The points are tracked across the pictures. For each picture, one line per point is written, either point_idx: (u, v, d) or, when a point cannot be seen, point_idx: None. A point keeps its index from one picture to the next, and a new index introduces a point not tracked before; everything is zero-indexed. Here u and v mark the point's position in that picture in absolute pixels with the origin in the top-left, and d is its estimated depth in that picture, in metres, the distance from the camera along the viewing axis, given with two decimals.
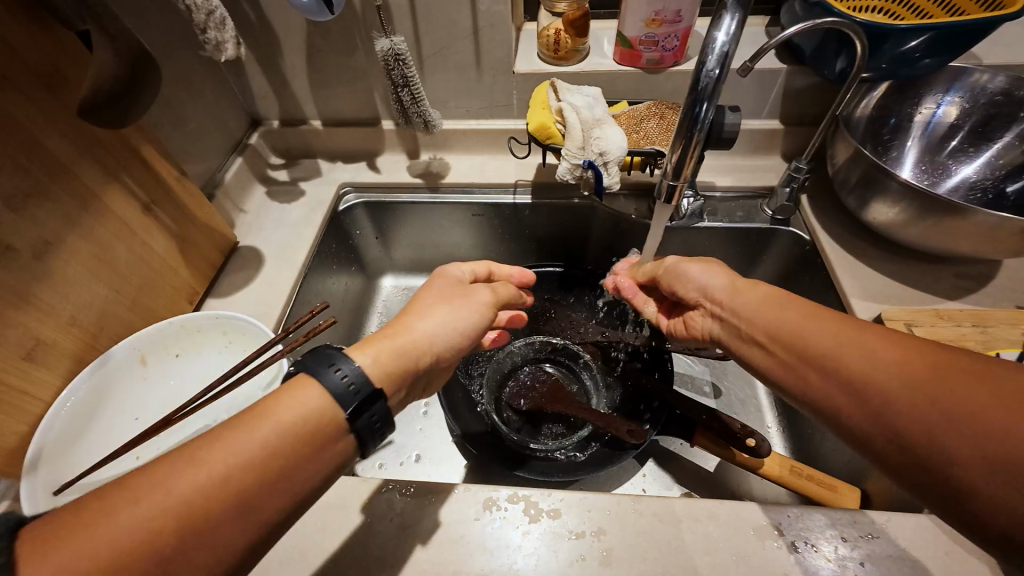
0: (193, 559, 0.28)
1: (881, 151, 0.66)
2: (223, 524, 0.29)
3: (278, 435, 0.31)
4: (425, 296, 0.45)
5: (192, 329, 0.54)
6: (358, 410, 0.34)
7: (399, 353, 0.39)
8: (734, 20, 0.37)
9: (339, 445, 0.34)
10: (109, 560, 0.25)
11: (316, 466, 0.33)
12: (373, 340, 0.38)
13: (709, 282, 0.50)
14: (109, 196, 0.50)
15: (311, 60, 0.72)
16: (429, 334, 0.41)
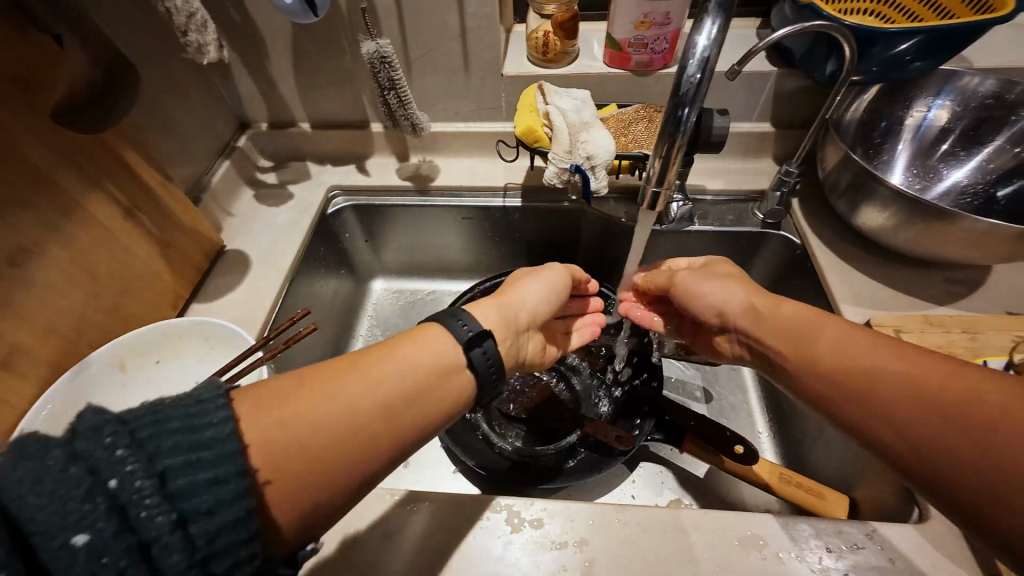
0: (356, 446, 0.33)
1: (872, 154, 0.65)
2: (376, 427, 0.34)
3: (413, 366, 0.36)
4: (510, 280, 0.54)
5: (173, 336, 0.54)
6: (473, 346, 0.39)
7: (498, 312, 0.47)
8: (715, 25, 0.36)
9: (458, 380, 0.38)
10: (306, 428, 0.31)
11: (440, 396, 0.37)
12: (480, 305, 0.48)
13: (724, 299, 0.51)
14: (89, 200, 0.49)
15: (299, 62, 0.72)
16: (520, 300, 0.51)
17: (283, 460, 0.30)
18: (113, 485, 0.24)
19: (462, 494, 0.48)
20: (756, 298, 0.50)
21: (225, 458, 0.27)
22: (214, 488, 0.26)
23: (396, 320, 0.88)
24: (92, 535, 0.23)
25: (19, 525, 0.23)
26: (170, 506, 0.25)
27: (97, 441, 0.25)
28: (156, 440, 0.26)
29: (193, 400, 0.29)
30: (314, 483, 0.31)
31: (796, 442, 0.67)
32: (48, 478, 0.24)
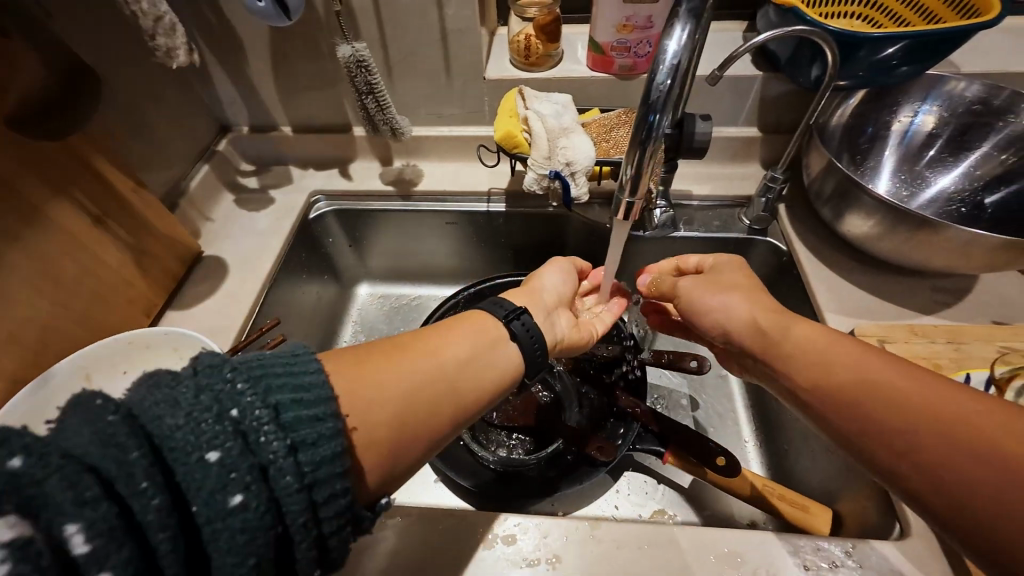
0: (429, 407, 0.35)
1: (859, 160, 0.64)
2: (445, 390, 0.36)
3: (468, 336, 0.40)
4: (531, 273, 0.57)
5: (141, 346, 0.53)
6: (513, 319, 0.42)
7: (528, 295, 0.50)
8: (685, 32, 0.35)
9: (509, 350, 0.41)
10: (383, 386, 0.34)
11: (497, 363, 0.40)
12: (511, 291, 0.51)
13: (730, 309, 0.49)
14: (52, 207, 0.48)
15: (278, 65, 0.71)
16: (542, 285, 0.53)
17: (367, 411, 0.33)
18: (236, 413, 0.26)
19: (435, 509, 0.47)
20: (760, 309, 0.47)
21: (325, 398, 0.29)
22: (317, 424, 0.28)
23: (380, 325, 0.87)
24: (222, 452, 0.25)
25: (158, 441, 0.24)
26: (283, 433, 0.27)
27: (218, 375, 0.27)
28: (268, 378, 0.28)
29: (290, 352, 0.30)
30: (396, 436, 0.33)
31: (782, 452, 0.66)
32: (182, 403, 0.26)
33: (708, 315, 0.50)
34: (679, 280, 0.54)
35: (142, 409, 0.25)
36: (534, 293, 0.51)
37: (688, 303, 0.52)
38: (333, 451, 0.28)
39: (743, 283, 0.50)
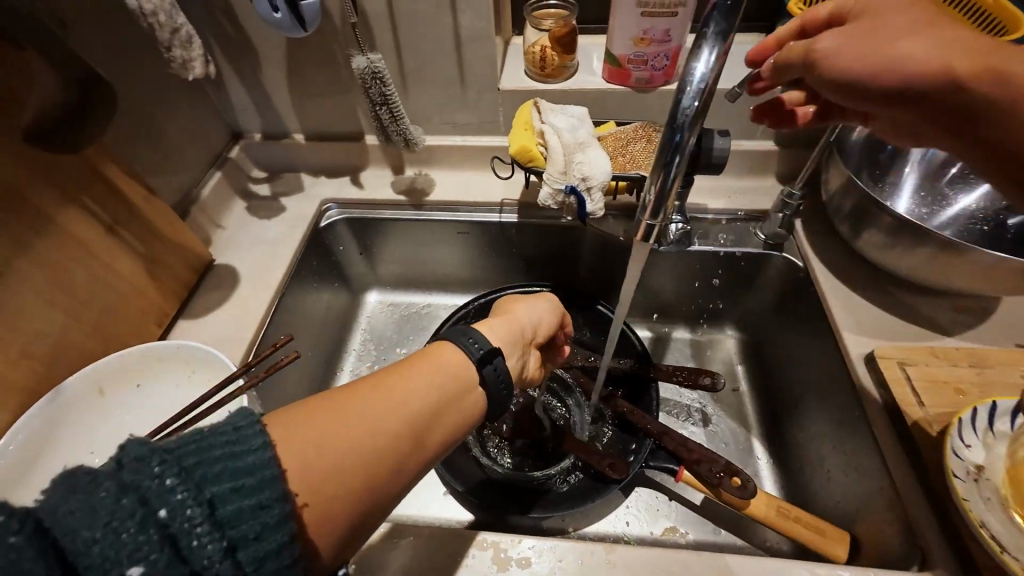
0: (388, 470, 0.32)
1: (877, 176, 0.63)
2: (404, 449, 0.33)
3: (433, 383, 0.36)
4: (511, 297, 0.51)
5: (154, 359, 0.52)
6: (484, 362, 0.38)
7: (509, 328, 0.45)
8: (712, 54, 0.34)
9: (476, 396, 0.38)
10: (337, 456, 0.30)
11: (462, 411, 0.37)
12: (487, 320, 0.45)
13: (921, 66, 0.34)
14: (66, 218, 0.48)
15: (291, 73, 0.70)
16: (525, 316, 0.48)
17: (318, 487, 0.29)
18: (163, 515, 0.23)
19: (445, 531, 0.46)
20: (963, 49, 0.33)
21: (270, 482, 0.26)
22: (260, 514, 0.25)
23: (390, 334, 0.87)
24: (147, 566, 0.22)
25: (72, 559, 0.22)
26: (220, 533, 0.24)
27: (145, 471, 0.24)
28: (204, 466, 0.25)
29: (230, 427, 0.27)
30: (352, 506, 0.31)
31: (797, 472, 0.65)
32: (102, 510, 0.23)
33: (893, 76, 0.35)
34: (818, 45, 0.38)
35: (55, 521, 0.22)
36: (516, 323, 0.46)
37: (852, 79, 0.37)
38: (279, 545, 0.25)
39: (920, 16, 0.35)
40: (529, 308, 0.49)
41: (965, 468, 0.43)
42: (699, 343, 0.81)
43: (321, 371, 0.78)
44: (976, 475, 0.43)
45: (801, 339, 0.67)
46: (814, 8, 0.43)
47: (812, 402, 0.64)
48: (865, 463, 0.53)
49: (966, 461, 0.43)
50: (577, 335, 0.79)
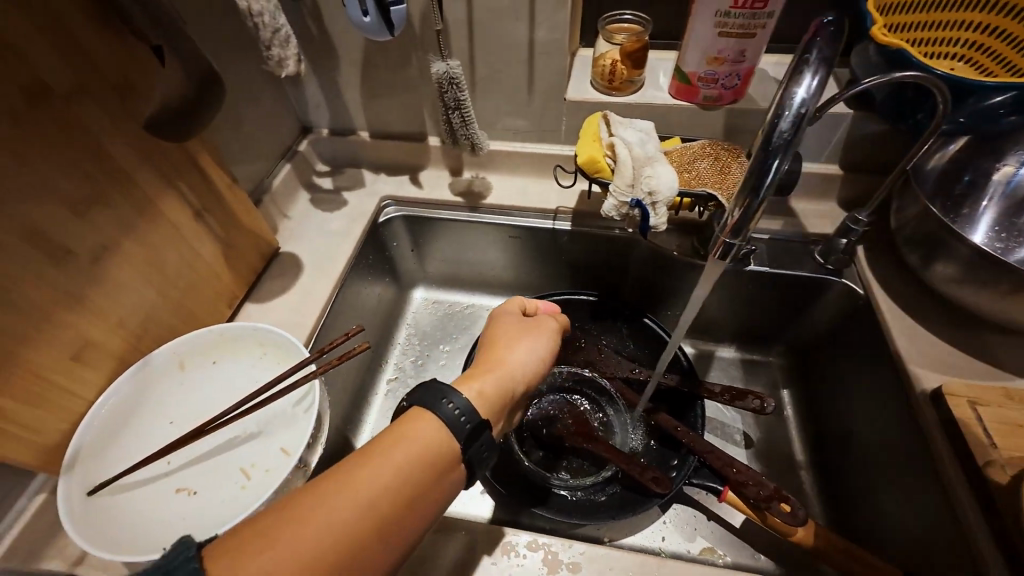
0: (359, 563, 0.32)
1: (951, 208, 0.61)
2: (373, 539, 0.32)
3: (408, 466, 0.35)
4: (503, 332, 0.49)
5: (230, 339, 0.55)
6: (470, 441, 0.37)
7: (497, 383, 0.43)
8: (815, 80, 0.35)
9: (457, 470, 0.37)
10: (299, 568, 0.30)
11: (439, 492, 0.36)
12: (474, 375, 0.43)
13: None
14: (163, 201, 0.51)
15: (365, 74, 0.73)
16: (516, 361, 0.46)
17: None
18: None
19: (498, 527, 0.47)
20: None
21: None
22: None
23: (434, 331, 0.89)
24: None
25: None
26: None
27: None
28: None
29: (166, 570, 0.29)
30: None
31: (845, 503, 0.64)
32: None
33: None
34: None
35: None
36: (506, 373, 0.44)
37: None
38: None
39: None
40: (520, 352, 0.47)
41: None
42: (743, 363, 0.81)
43: (368, 362, 0.80)
44: None
45: (857, 369, 0.65)
46: None
47: (864, 433, 0.62)
48: (927, 501, 0.51)
49: None
50: (620, 345, 0.80)
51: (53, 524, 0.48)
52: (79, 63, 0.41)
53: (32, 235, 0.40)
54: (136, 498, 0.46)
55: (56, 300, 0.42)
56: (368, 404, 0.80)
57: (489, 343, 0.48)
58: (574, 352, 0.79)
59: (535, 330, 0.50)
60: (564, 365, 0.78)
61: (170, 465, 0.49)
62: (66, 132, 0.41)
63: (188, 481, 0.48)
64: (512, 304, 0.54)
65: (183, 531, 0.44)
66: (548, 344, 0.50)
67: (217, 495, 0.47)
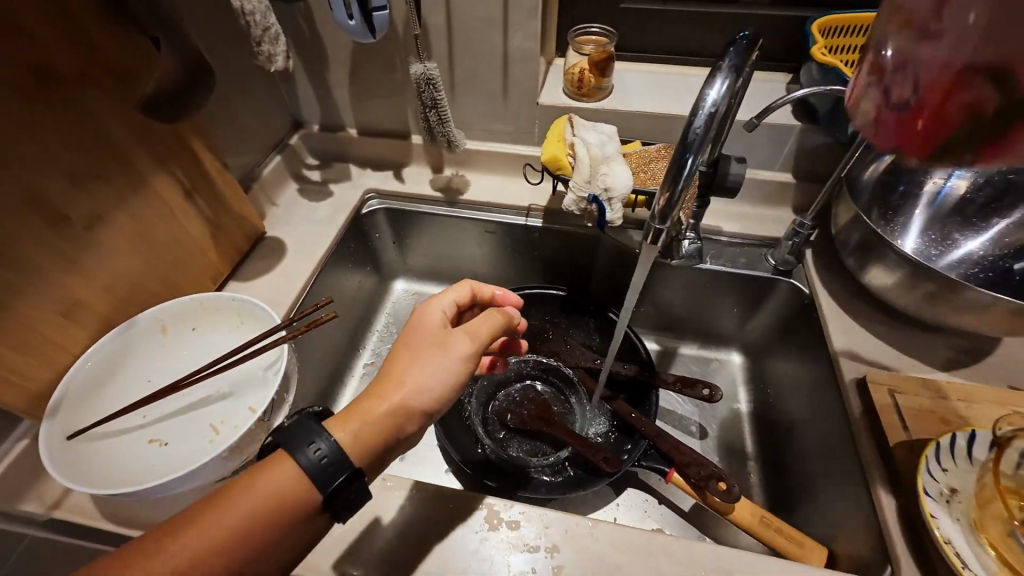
0: None
1: (888, 216, 0.66)
2: None
3: (257, 514, 0.35)
4: (403, 358, 0.43)
5: (211, 308, 0.59)
6: (333, 485, 0.37)
7: (378, 423, 0.40)
8: (724, 84, 0.40)
9: (317, 517, 0.37)
10: None
11: (289, 541, 0.36)
12: (355, 412, 0.40)
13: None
14: (156, 180, 0.55)
15: (353, 74, 0.79)
16: (405, 397, 0.41)
17: None
18: None
19: (447, 487, 0.51)
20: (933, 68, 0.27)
21: None
22: None
23: None
24: None
25: None
26: None
27: None
28: None
29: None
30: None
31: (785, 490, 0.67)
32: None
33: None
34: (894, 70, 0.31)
35: None
36: (400, 406, 0.41)
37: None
38: None
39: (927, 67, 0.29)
40: (416, 379, 0.42)
41: (938, 488, 0.46)
42: (704, 359, 0.85)
43: (346, 346, 0.84)
44: (947, 496, 0.46)
45: (801, 365, 0.69)
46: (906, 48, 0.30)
47: (805, 422, 0.66)
48: (850, 482, 0.55)
49: (938, 483, 0.46)
50: (586, 339, 0.84)
51: (34, 469, 0.51)
52: (83, 52, 0.46)
53: (35, 199, 0.45)
54: (112, 444, 0.49)
55: (49, 259, 0.46)
56: (343, 385, 0.83)
57: (387, 360, 0.44)
58: (541, 343, 0.83)
59: (440, 351, 0.44)
60: (531, 355, 0.83)
61: (145, 420, 0.53)
62: (68, 110, 0.46)
63: (161, 433, 0.52)
64: (427, 314, 0.48)
65: (151, 475, 0.48)
66: (455, 368, 0.43)
67: (185, 447, 0.51)
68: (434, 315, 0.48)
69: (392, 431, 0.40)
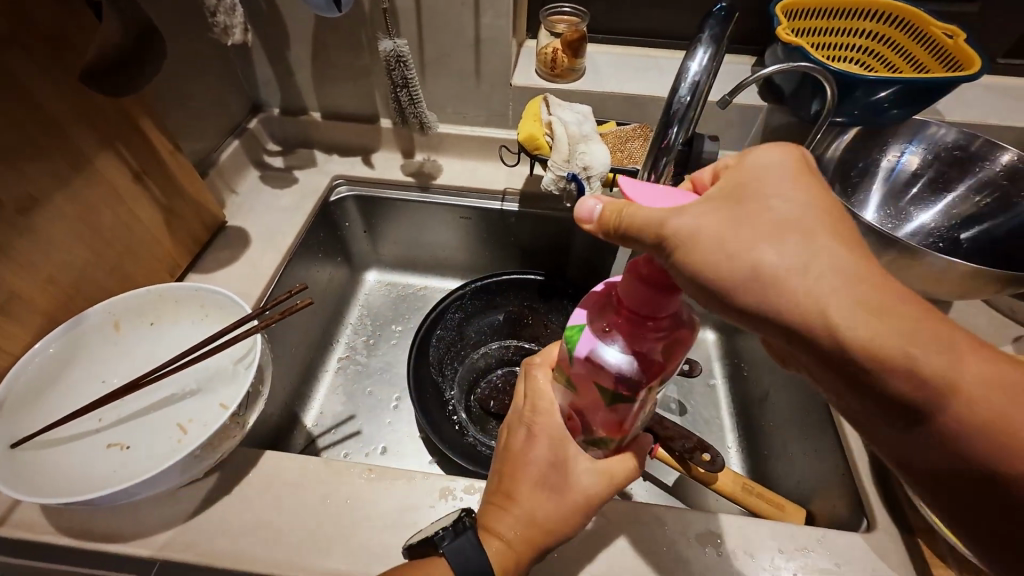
0: None
1: (850, 190, 0.69)
2: None
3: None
4: (524, 489, 0.41)
5: (171, 300, 0.54)
6: None
7: (522, 543, 0.39)
8: (706, 54, 0.40)
9: None
10: None
11: None
12: (494, 530, 0.40)
13: (795, 276, 0.28)
14: (100, 160, 0.51)
15: (317, 54, 0.75)
16: (536, 525, 0.40)
17: None
18: None
19: (437, 473, 0.49)
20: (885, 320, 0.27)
21: None
22: None
23: (385, 311, 0.90)
24: None
25: None
26: None
27: None
28: None
29: None
30: None
31: (762, 457, 0.70)
32: None
33: (633, 240, 0.31)
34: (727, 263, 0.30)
35: None
36: (535, 530, 0.40)
37: (714, 253, 0.29)
38: None
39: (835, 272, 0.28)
40: (541, 511, 0.40)
41: None
42: None
43: (318, 339, 0.81)
44: None
45: None
46: (630, 271, 0.31)
47: (778, 392, 0.69)
48: (825, 444, 0.58)
49: None
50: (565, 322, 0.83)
51: None
52: (9, 14, 0.41)
53: None
54: (64, 451, 0.45)
55: None
56: (317, 381, 0.80)
57: (513, 466, 0.43)
58: (522, 329, 0.85)
59: (568, 486, 0.41)
60: (513, 342, 0.84)
61: (101, 424, 0.49)
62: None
63: (122, 437, 0.48)
64: (549, 422, 0.43)
65: (111, 480, 0.44)
66: (583, 505, 0.41)
67: (149, 450, 0.47)
68: (549, 404, 0.43)
69: (524, 566, 0.39)
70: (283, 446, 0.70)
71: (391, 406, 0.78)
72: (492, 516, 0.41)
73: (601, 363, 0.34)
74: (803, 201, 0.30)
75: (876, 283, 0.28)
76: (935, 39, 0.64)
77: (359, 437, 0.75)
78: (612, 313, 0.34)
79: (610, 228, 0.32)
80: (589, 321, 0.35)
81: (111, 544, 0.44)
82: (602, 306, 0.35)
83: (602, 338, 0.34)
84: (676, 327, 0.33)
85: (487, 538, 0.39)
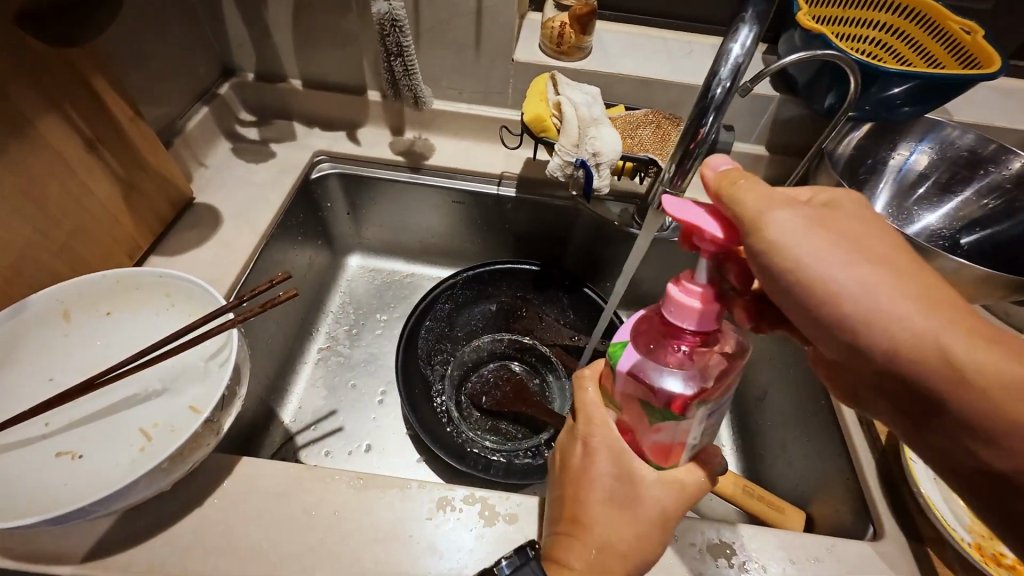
0: None
1: (856, 187, 0.67)
2: None
3: None
4: (596, 512, 0.39)
5: (130, 287, 0.48)
6: None
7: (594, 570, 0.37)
8: (751, 34, 0.37)
9: None
10: None
11: None
12: (564, 561, 0.38)
13: (868, 301, 0.29)
14: (44, 124, 0.43)
15: (298, 14, 0.67)
16: (608, 550, 0.38)
17: None
18: None
19: (434, 482, 0.46)
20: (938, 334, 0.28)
21: None
22: None
23: (368, 299, 0.84)
24: None
25: None
26: None
27: None
28: None
29: None
30: None
31: (758, 457, 0.69)
32: None
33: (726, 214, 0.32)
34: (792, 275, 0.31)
35: None
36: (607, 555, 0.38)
37: (788, 264, 0.30)
38: None
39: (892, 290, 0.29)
40: (616, 535, 0.39)
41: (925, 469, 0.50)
42: None
43: (296, 329, 0.75)
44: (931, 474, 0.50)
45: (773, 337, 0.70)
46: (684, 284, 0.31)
47: (777, 393, 0.68)
48: (826, 447, 0.57)
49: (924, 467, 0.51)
50: (561, 315, 0.80)
51: None
52: None
53: None
54: (4, 460, 0.39)
55: None
56: (295, 373, 0.74)
57: (576, 487, 0.41)
58: (516, 321, 0.80)
59: (639, 502, 0.38)
60: (505, 334, 0.80)
61: (48, 429, 0.42)
62: None
63: (73, 444, 0.42)
64: (608, 437, 0.40)
65: (58, 495, 0.38)
66: (659, 520, 0.38)
67: (107, 458, 0.42)
68: (604, 416, 0.40)
69: None
70: (257, 444, 0.65)
71: (376, 401, 0.73)
72: (562, 547, 0.39)
73: (648, 377, 0.33)
74: (883, 231, 0.31)
75: (939, 314, 0.29)
76: (951, 34, 0.63)
77: (341, 434, 0.70)
78: (657, 330, 0.33)
79: (721, 187, 0.33)
80: (633, 340, 0.35)
81: (59, 567, 0.38)
82: (648, 325, 0.34)
83: (646, 354, 0.33)
84: (721, 341, 0.33)
85: (557, 571, 0.38)
